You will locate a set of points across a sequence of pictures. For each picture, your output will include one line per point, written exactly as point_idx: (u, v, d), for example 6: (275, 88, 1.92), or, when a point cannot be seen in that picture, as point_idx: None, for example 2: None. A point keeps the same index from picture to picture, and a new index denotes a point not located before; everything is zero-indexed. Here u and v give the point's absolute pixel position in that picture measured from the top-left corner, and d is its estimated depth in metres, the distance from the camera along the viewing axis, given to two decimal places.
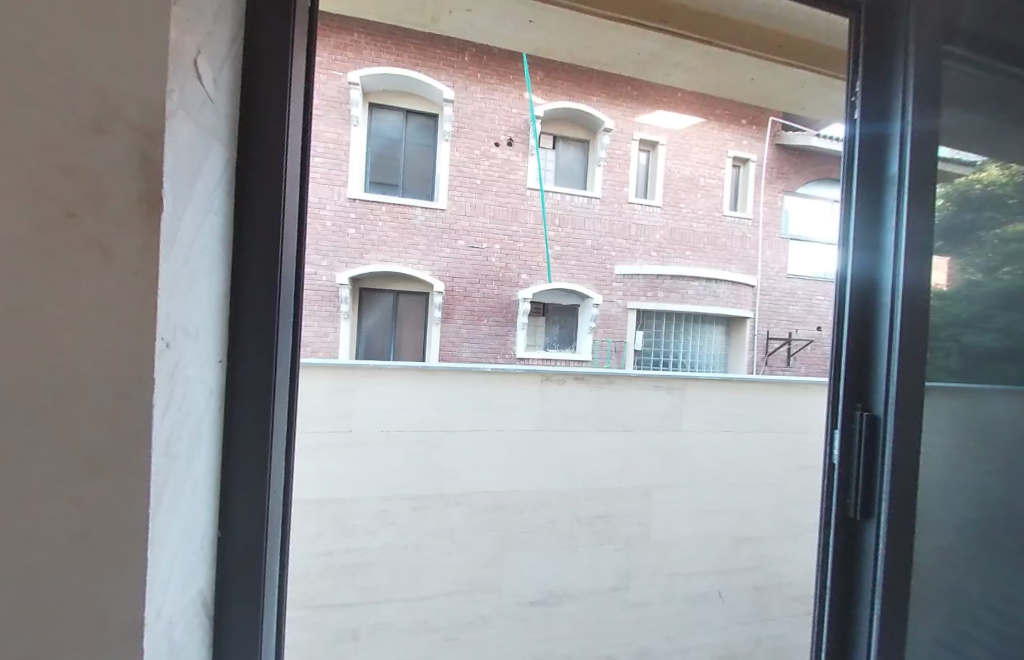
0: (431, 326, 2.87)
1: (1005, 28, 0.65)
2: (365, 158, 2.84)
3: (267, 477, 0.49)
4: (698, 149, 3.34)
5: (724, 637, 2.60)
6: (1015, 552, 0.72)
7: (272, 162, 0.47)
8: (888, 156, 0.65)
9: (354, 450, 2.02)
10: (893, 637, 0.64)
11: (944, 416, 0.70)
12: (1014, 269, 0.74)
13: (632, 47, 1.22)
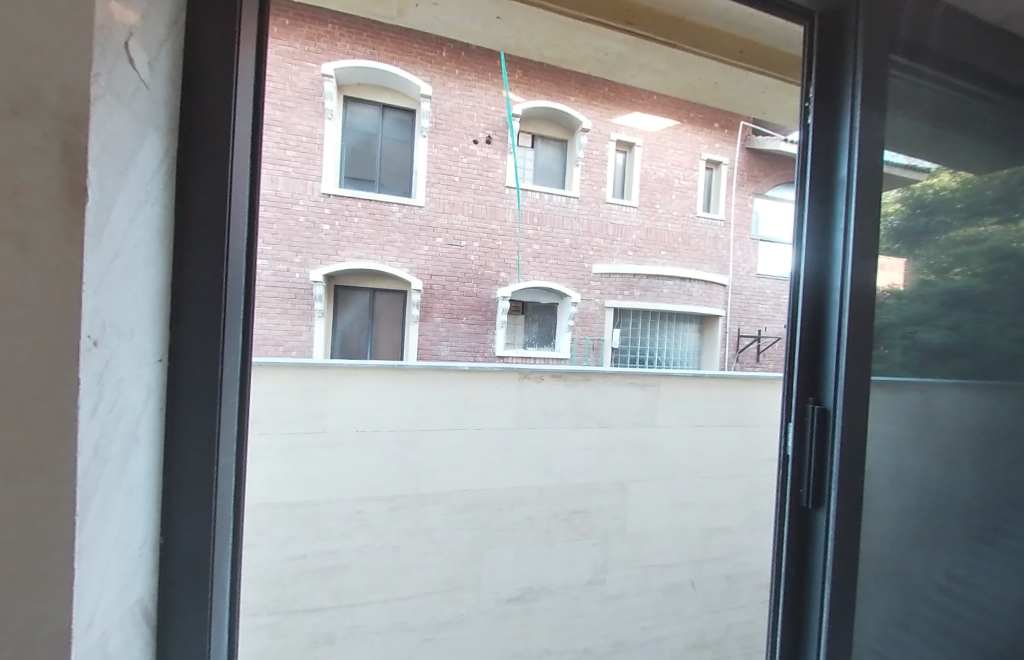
0: (409, 325, 2.82)
1: (942, 42, 0.68)
2: (340, 153, 2.78)
3: (213, 480, 0.48)
4: (672, 150, 3.41)
5: (697, 626, 2.67)
6: (949, 533, 0.78)
7: (217, 150, 0.45)
8: (838, 159, 0.67)
9: (329, 452, 1.98)
10: (840, 619, 0.67)
11: (897, 409, 0.74)
12: (964, 270, 0.79)
13: (599, 47, 1.23)
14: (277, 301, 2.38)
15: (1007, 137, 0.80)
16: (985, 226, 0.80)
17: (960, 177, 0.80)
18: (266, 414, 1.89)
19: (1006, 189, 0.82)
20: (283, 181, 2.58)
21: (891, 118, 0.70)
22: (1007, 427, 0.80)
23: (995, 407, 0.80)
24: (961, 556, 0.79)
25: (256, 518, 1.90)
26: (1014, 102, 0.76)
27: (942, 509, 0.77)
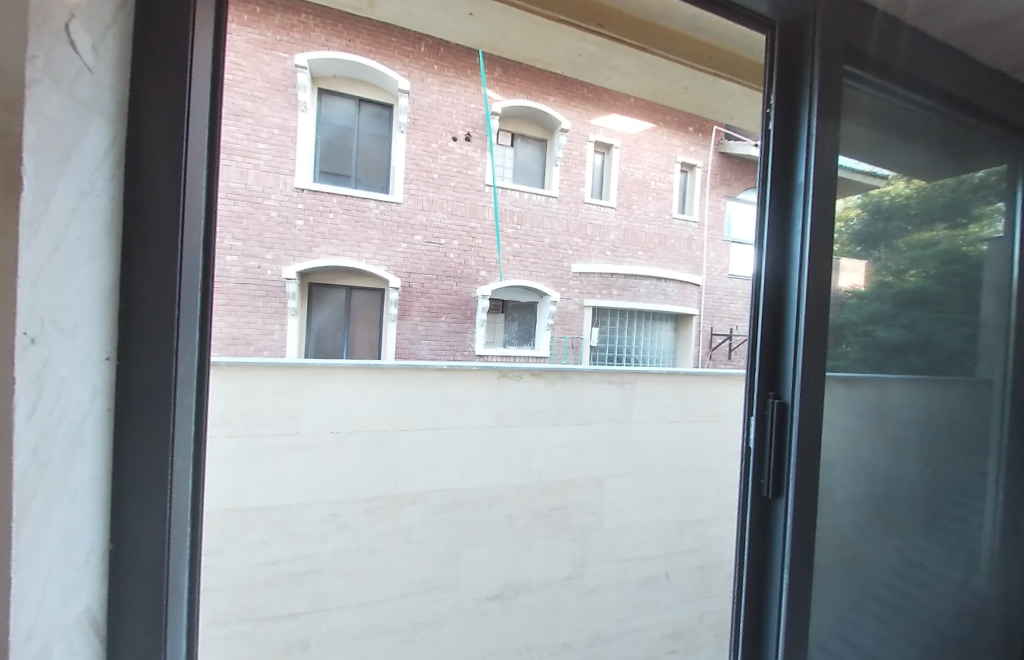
0: (387, 324, 2.78)
1: (892, 55, 0.72)
2: (315, 148, 2.72)
3: (167, 484, 0.46)
4: (649, 152, 3.46)
5: (672, 616, 2.75)
6: (899, 520, 0.82)
7: (169, 138, 0.44)
8: (796, 164, 0.69)
9: (302, 453, 1.93)
10: (797, 606, 0.70)
11: (854, 404, 0.77)
12: (918, 272, 0.83)
13: (572, 48, 1.26)
14: (248, 300, 2.31)
15: (955, 147, 0.84)
16: (937, 231, 0.85)
17: (916, 185, 0.83)
18: (235, 416, 1.83)
19: (956, 196, 0.86)
20: (253, 174, 2.47)
21: (845, 126, 0.73)
22: (952, 419, 0.84)
23: (942, 400, 0.84)
24: (910, 542, 0.83)
25: (226, 523, 1.85)
26: (960, 115, 0.80)
27: (892, 498, 0.81)
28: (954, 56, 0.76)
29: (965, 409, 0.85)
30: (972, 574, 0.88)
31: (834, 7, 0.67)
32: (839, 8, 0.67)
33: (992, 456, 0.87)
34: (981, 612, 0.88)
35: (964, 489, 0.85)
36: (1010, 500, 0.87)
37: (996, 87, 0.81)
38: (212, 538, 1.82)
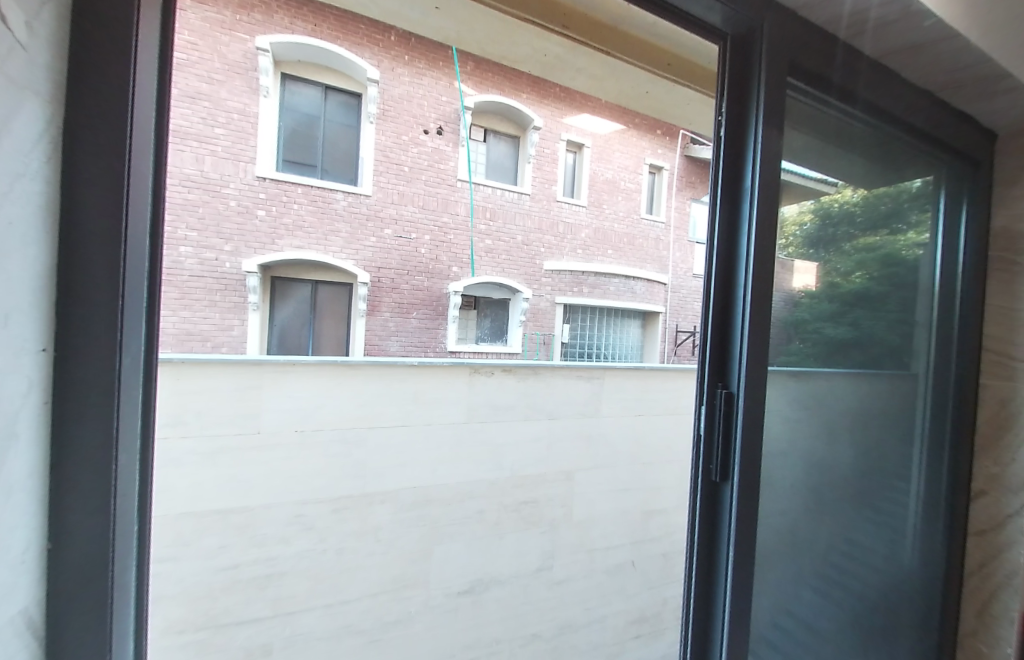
0: (355, 320, 2.69)
1: (834, 69, 0.74)
2: (279, 136, 2.60)
3: (112, 484, 0.43)
4: (620, 153, 3.51)
5: (637, 602, 2.85)
6: (838, 504, 0.89)
7: (111, 118, 0.40)
8: (744, 167, 0.72)
9: (264, 453, 1.87)
10: (740, 584, 0.73)
11: (805, 399, 0.83)
12: (862, 273, 0.91)
13: (538, 48, 1.38)
14: (204, 295, 2.12)
15: (887, 159, 0.90)
16: (880, 237, 0.93)
17: (863, 193, 0.90)
18: (191, 415, 1.71)
19: (896, 204, 0.94)
20: (210, 161, 2.28)
21: (789, 134, 0.76)
22: (878, 408, 0.94)
23: (871, 393, 0.92)
24: (844, 523, 0.91)
25: (181, 529, 1.73)
26: (894, 130, 0.86)
27: (827, 484, 0.88)
28: (894, 74, 0.79)
29: (889, 400, 0.95)
30: (900, 549, 0.97)
31: (782, 20, 0.68)
32: (787, 22, 0.69)
33: (914, 442, 0.97)
34: (906, 583, 0.98)
35: (887, 474, 0.95)
36: (931, 479, 0.97)
37: (931, 107, 0.86)
38: (165, 544, 1.70)
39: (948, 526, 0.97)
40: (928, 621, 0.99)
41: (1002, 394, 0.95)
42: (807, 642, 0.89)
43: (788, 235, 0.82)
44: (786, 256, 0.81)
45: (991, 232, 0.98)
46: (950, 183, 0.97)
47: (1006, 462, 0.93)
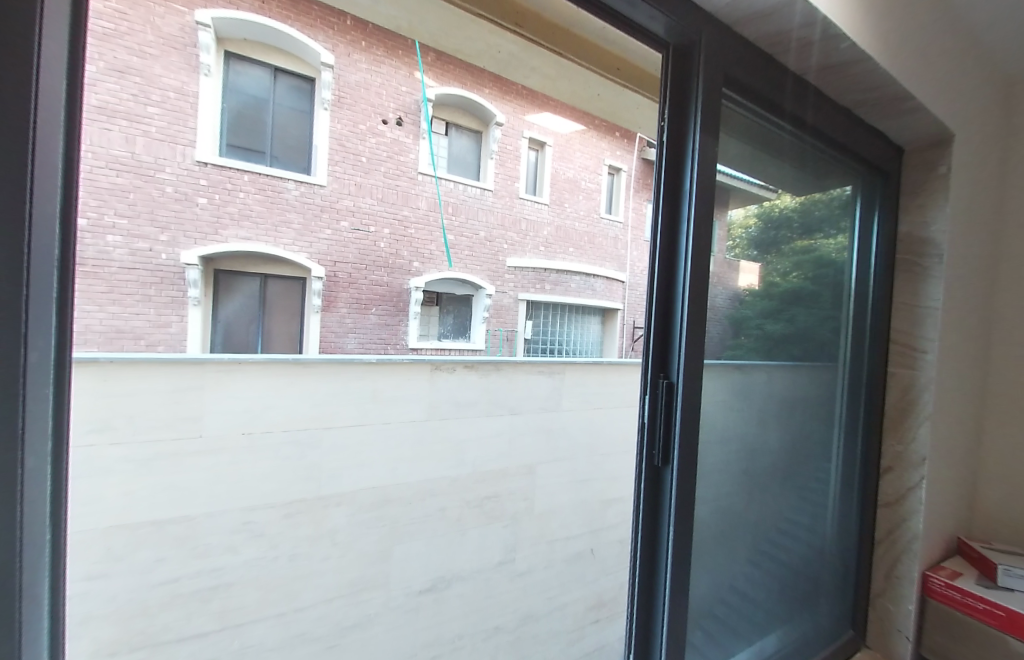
0: (309, 316, 2.51)
1: (761, 84, 0.82)
2: (220, 118, 2.34)
3: (16, 493, 0.36)
4: (580, 153, 3.53)
5: (596, 589, 2.95)
6: (773, 481, 1.03)
7: (6, 71, 0.33)
8: (683, 171, 0.76)
9: (207, 459, 1.73)
10: (679, 557, 0.80)
11: (747, 388, 0.94)
12: (799, 273, 1.04)
13: (493, 43, 1.44)
14: (137, 287, 1.98)
15: (807, 165, 1.00)
16: (815, 240, 1.06)
17: (801, 198, 1.01)
18: (121, 419, 1.57)
19: (831, 211, 1.07)
20: (142, 142, 2.06)
21: (725, 141, 0.83)
22: (802, 396, 1.06)
23: (804, 383, 1.06)
24: (771, 497, 1.03)
25: (111, 543, 1.59)
26: (808, 137, 0.96)
27: (761, 466, 1.00)
28: (814, 90, 0.90)
29: (814, 388, 1.08)
30: (823, 521, 1.12)
31: (717, 38, 0.74)
32: (720, 36, 0.74)
33: (832, 422, 1.12)
34: (832, 549, 1.13)
35: (809, 456, 1.09)
36: (846, 456, 1.14)
37: (846, 119, 0.97)
38: (93, 560, 1.55)
39: (861, 496, 1.14)
40: (848, 581, 1.15)
41: (907, 382, 1.10)
42: (744, 608, 0.99)
43: (736, 237, 0.92)
44: (734, 256, 0.91)
45: (898, 238, 1.13)
46: (862, 193, 1.12)
47: (909, 441, 1.09)
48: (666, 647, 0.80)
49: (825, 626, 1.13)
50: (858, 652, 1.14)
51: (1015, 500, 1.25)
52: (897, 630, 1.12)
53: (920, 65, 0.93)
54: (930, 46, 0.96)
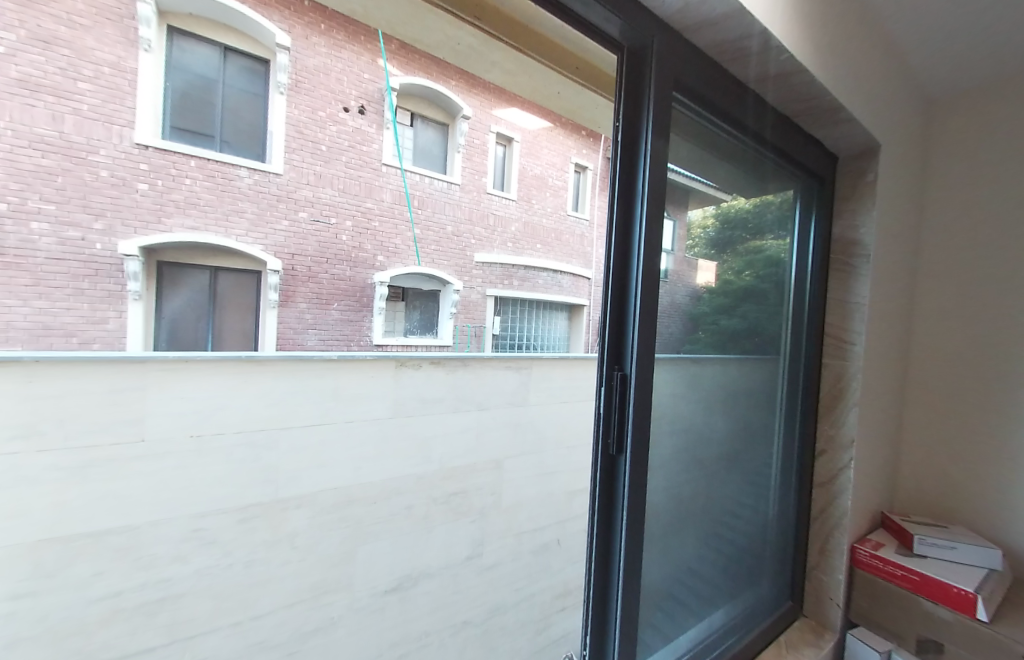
0: (265, 312, 2.20)
1: (711, 90, 0.84)
2: (165, 96, 2.02)
3: None
4: (547, 148, 3.35)
5: (562, 577, 3.04)
6: (721, 470, 1.06)
7: None
8: (637, 170, 0.77)
9: (151, 464, 1.61)
10: (633, 544, 0.82)
11: (696, 382, 0.97)
12: (751, 272, 1.08)
13: (450, 35, 1.60)
14: (66, 280, 1.73)
15: (755, 171, 1.04)
16: (766, 241, 1.10)
17: (757, 199, 1.06)
18: (49, 423, 1.43)
19: (780, 213, 1.11)
20: (73, 121, 1.76)
21: (675, 142, 0.84)
22: (746, 386, 1.09)
23: (752, 375, 1.11)
24: (714, 481, 1.05)
25: (41, 558, 1.45)
26: (757, 144, 0.99)
27: (708, 455, 1.03)
28: (757, 98, 0.93)
29: (755, 379, 1.11)
30: (766, 506, 1.17)
31: (667, 43, 0.75)
32: (671, 41, 0.75)
33: (773, 407, 1.16)
34: (777, 534, 1.18)
35: (752, 444, 1.13)
36: (784, 444, 1.18)
37: (785, 127, 1.00)
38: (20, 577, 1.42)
39: (799, 481, 1.18)
40: (787, 562, 1.20)
41: (839, 371, 1.16)
42: (697, 587, 1.03)
43: (695, 237, 0.96)
44: (694, 255, 0.96)
45: (832, 240, 1.18)
46: (800, 195, 1.15)
47: (840, 424, 1.15)
48: (620, 627, 0.81)
49: (768, 596, 1.16)
50: (795, 621, 1.18)
51: (928, 479, 1.37)
52: (830, 598, 1.18)
53: (853, 80, 0.98)
54: (863, 63, 1.01)
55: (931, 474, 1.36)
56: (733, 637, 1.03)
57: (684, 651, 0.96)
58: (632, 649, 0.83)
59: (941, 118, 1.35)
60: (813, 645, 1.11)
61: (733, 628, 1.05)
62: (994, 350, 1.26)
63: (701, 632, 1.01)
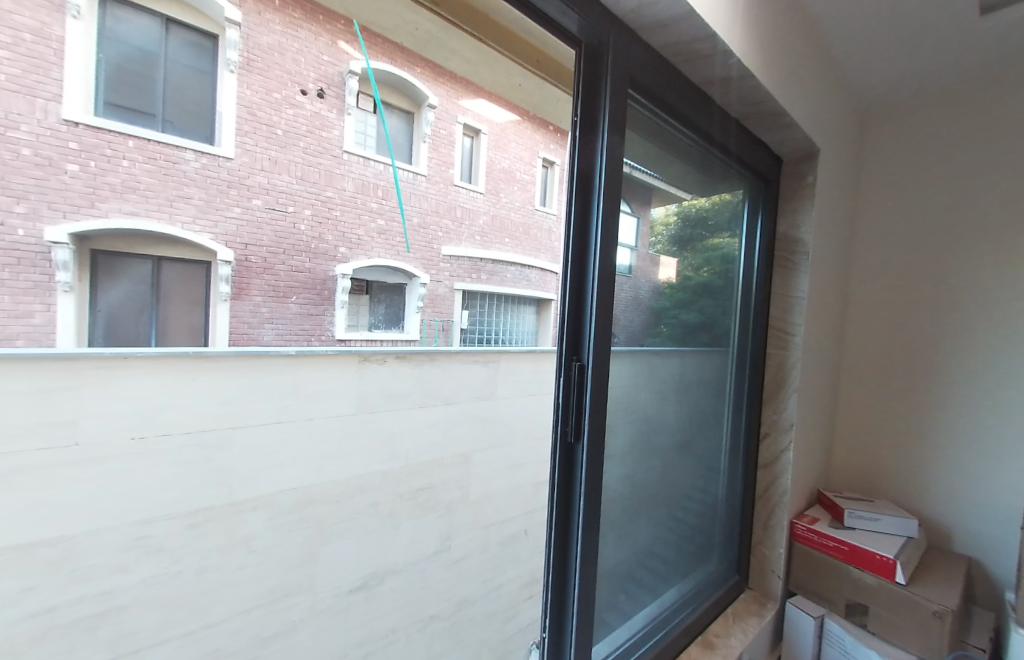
0: (216, 305, 2.04)
1: (666, 88, 0.84)
2: (96, 69, 1.71)
3: None
4: (515, 143, 3.26)
5: (529, 566, 3.09)
6: (676, 460, 1.09)
7: None
8: (594, 162, 0.76)
9: (87, 469, 1.48)
10: (590, 533, 0.82)
11: (651, 374, 0.97)
12: (709, 269, 1.10)
13: (409, 19, 1.68)
14: None
15: (710, 171, 1.05)
16: (723, 239, 1.13)
17: (714, 199, 1.08)
18: None
19: (734, 213, 1.15)
20: None
21: (631, 139, 0.83)
22: (698, 375, 1.11)
23: (705, 366, 1.13)
24: (669, 467, 1.07)
25: None
26: (711, 145, 1.00)
27: (663, 444, 1.04)
28: (710, 102, 0.94)
29: (704, 369, 1.13)
30: (717, 493, 1.21)
31: (623, 40, 0.74)
32: (626, 39, 0.74)
33: (722, 396, 1.19)
34: (727, 519, 1.22)
35: (705, 434, 1.16)
36: (732, 430, 1.22)
37: (735, 130, 1.03)
38: None
39: (745, 466, 1.23)
40: (736, 544, 1.24)
41: (780, 361, 1.20)
42: (654, 571, 1.05)
43: (657, 235, 0.97)
44: (655, 252, 0.97)
45: (776, 239, 1.21)
46: (747, 197, 1.17)
47: (781, 410, 1.20)
48: (578, 612, 0.82)
49: (718, 573, 1.20)
50: (740, 594, 1.23)
51: (856, 465, 1.45)
52: (772, 572, 1.22)
53: (798, 87, 1.02)
54: (806, 71, 1.05)
55: (861, 461, 1.44)
56: (684, 612, 1.06)
57: (640, 628, 0.98)
58: (589, 634, 0.83)
59: (874, 126, 1.43)
60: (756, 614, 1.16)
61: (685, 602, 1.08)
62: (915, 344, 1.36)
63: (655, 609, 1.03)
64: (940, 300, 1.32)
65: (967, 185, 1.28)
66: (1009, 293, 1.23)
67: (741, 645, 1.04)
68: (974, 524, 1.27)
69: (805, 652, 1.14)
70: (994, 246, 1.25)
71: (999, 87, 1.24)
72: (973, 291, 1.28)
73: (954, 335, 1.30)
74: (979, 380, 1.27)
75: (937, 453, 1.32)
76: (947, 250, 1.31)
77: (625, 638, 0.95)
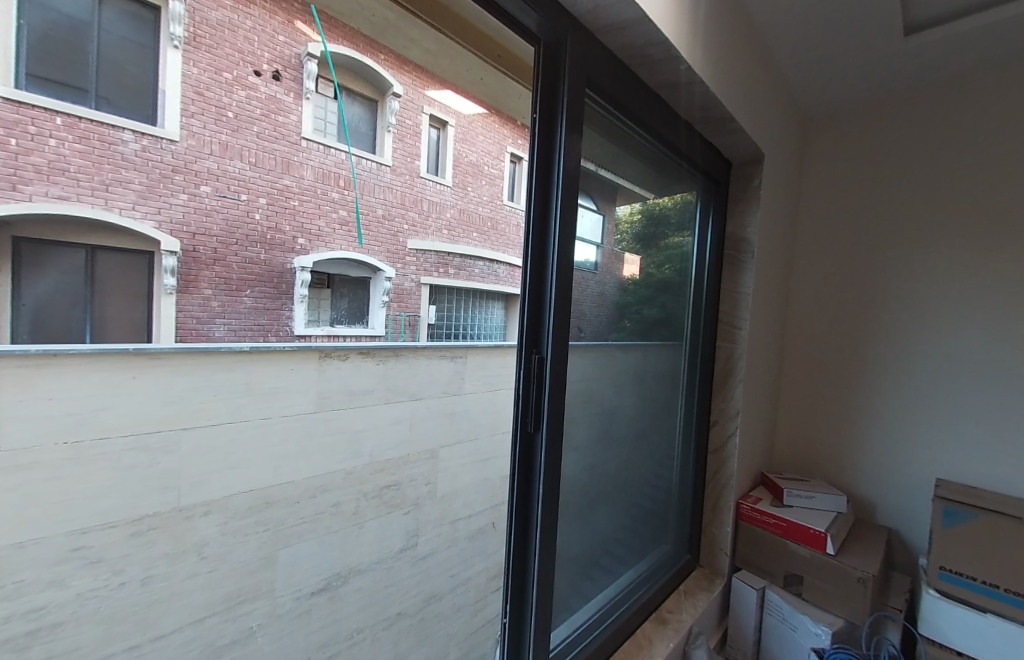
0: (160, 299, 1.90)
1: (624, 87, 0.84)
2: (14, 36, 1.54)
3: None
4: (484, 136, 3.19)
5: (497, 558, 3.11)
6: (634, 453, 1.10)
7: None
8: (554, 157, 0.75)
9: (11, 479, 1.34)
10: (549, 527, 0.82)
11: (610, 370, 0.98)
12: (671, 265, 1.13)
13: (366, 5, 1.66)
14: None
15: (668, 170, 1.07)
16: (684, 238, 1.16)
17: (675, 199, 1.10)
18: None
19: (693, 213, 1.18)
20: None
21: (589, 136, 0.83)
22: (656, 368, 1.14)
23: (662, 358, 1.15)
24: (628, 460, 1.09)
25: None
26: (670, 145, 1.01)
27: (622, 435, 1.05)
28: (666, 104, 0.96)
29: (661, 361, 1.15)
30: (673, 484, 1.24)
31: (581, 38, 0.73)
32: (584, 38, 0.74)
33: (678, 387, 1.22)
34: (682, 508, 1.26)
35: (662, 426, 1.19)
36: (686, 420, 1.25)
37: (691, 133, 1.05)
38: None
39: (697, 453, 1.26)
40: (690, 531, 1.28)
41: (729, 353, 1.24)
42: (615, 560, 1.07)
43: (622, 232, 0.98)
44: (620, 249, 0.97)
45: (726, 238, 1.25)
46: (702, 197, 1.20)
47: (729, 400, 1.24)
48: (538, 602, 0.81)
49: (672, 554, 1.24)
50: (692, 572, 1.27)
51: (798, 453, 1.53)
52: (720, 551, 1.27)
53: (747, 93, 1.06)
54: (755, 77, 1.09)
55: (802, 451, 1.52)
56: (640, 592, 1.08)
57: (598, 609, 0.99)
58: (548, 624, 0.83)
59: (816, 133, 1.49)
60: (705, 590, 1.20)
61: (641, 583, 1.11)
62: (851, 340, 1.43)
63: (614, 590, 1.05)
64: (875, 300, 1.40)
65: (898, 191, 1.36)
66: (936, 295, 1.31)
67: (692, 619, 1.08)
68: (901, 507, 1.36)
69: (750, 626, 1.20)
70: (923, 249, 1.33)
71: (931, 100, 1.31)
72: (903, 291, 1.35)
73: (886, 331, 1.38)
74: (907, 374, 1.35)
75: (874, 443, 1.40)
76: (880, 251, 1.39)
77: (585, 619, 0.95)
